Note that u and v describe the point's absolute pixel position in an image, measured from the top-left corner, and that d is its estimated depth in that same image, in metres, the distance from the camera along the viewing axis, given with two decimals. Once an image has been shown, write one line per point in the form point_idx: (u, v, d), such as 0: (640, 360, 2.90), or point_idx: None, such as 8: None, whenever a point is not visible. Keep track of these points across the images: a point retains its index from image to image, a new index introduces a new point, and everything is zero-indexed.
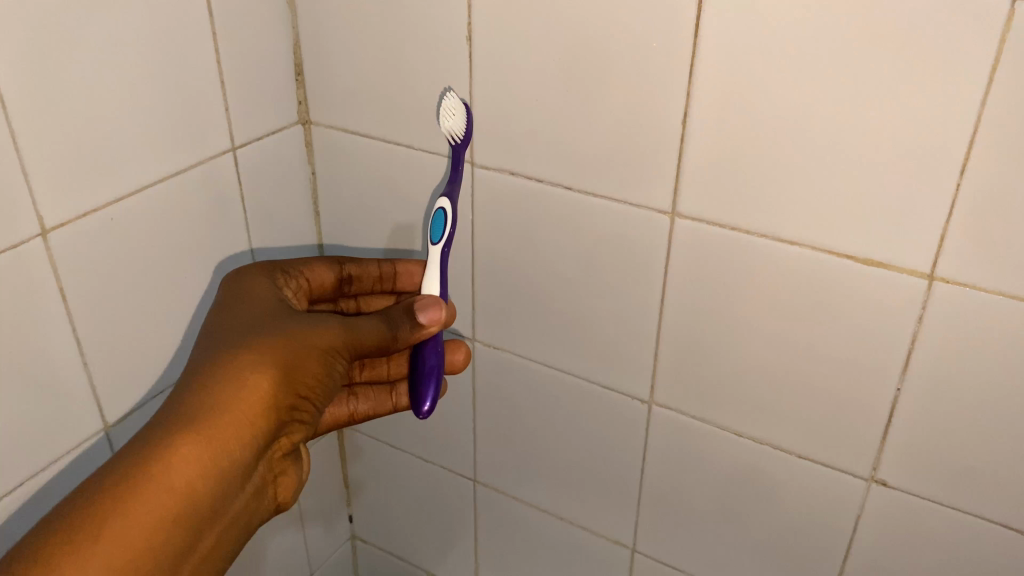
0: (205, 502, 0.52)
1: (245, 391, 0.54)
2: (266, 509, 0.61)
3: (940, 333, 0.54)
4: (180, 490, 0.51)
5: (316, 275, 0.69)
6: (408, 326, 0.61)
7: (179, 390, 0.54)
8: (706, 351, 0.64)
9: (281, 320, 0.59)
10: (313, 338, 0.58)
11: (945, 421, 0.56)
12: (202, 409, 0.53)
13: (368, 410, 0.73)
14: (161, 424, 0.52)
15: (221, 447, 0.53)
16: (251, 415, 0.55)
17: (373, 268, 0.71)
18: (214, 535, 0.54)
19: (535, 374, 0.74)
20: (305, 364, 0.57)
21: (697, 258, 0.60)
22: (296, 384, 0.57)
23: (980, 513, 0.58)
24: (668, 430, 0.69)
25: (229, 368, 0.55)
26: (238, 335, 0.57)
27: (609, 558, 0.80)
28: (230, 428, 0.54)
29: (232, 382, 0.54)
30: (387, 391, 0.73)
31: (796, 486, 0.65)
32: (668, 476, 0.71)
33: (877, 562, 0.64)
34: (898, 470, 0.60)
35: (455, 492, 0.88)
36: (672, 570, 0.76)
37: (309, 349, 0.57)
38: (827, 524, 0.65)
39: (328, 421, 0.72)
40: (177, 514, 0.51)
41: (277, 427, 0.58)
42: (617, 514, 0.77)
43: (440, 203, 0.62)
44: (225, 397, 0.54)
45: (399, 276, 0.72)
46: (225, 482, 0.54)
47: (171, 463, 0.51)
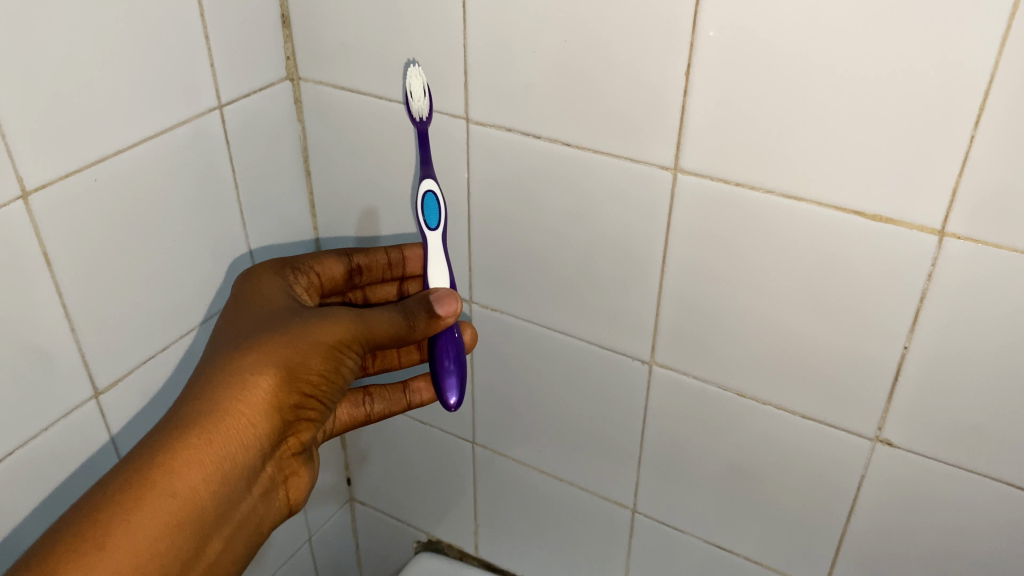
0: (211, 507, 0.53)
1: (247, 391, 0.54)
2: (275, 511, 0.61)
3: (952, 288, 0.52)
4: (184, 494, 0.51)
5: (325, 269, 0.68)
6: (424, 317, 0.60)
7: (184, 395, 0.54)
8: (708, 309, 0.62)
9: (287, 316, 0.58)
10: (319, 333, 0.57)
11: (952, 380, 0.55)
12: (206, 412, 0.53)
13: (384, 410, 0.73)
14: (166, 428, 0.53)
15: (222, 451, 0.53)
16: (253, 416, 0.55)
17: (381, 255, 0.70)
18: (221, 537, 0.55)
19: (534, 336, 0.73)
20: (311, 363, 0.56)
21: (701, 218, 0.59)
22: (302, 382, 0.57)
23: (986, 470, 0.57)
24: (670, 391, 0.68)
25: (231, 370, 0.54)
26: (244, 335, 0.57)
27: (608, 519, 0.80)
28: (232, 430, 0.54)
29: (233, 383, 0.54)
30: (400, 390, 0.72)
31: (800, 445, 0.64)
32: (669, 437, 0.71)
33: (880, 521, 0.64)
34: (904, 427, 0.59)
35: (454, 453, 0.87)
36: (672, 530, 0.76)
37: (314, 346, 0.56)
38: (831, 486, 0.64)
39: (346, 422, 0.72)
40: (182, 519, 0.51)
41: (284, 426, 0.58)
42: (617, 475, 0.76)
43: (427, 186, 0.60)
44: (228, 401, 0.54)
45: (408, 261, 0.71)
46: (229, 484, 0.54)
47: (174, 469, 0.51)
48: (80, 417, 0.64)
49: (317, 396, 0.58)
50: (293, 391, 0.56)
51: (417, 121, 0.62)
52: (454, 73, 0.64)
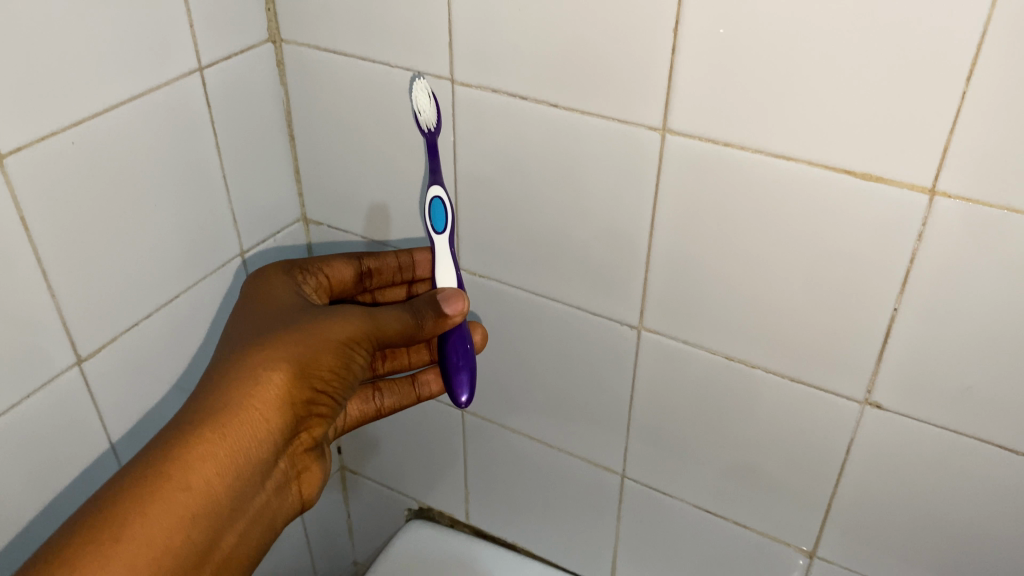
0: (224, 499, 0.55)
1: (260, 387, 0.56)
2: (287, 504, 0.63)
3: (942, 248, 0.51)
4: (198, 488, 0.53)
5: (335, 271, 0.69)
6: (432, 316, 0.61)
7: (198, 391, 0.56)
8: (697, 273, 0.61)
9: (298, 315, 0.60)
10: (330, 331, 0.59)
11: (942, 342, 0.54)
12: (220, 408, 0.55)
13: (394, 403, 0.74)
14: (181, 424, 0.55)
15: (235, 446, 0.55)
16: (266, 411, 0.57)
17: (391, 258, 0.70)
18: (235, 529, 0.57)
19: (523, 303, 0.72)
20: (322, 359, 0.58)
21: (689, 180, 0.58)
22: (313, 378, 0.58)
23: (975, 432, 0.57)
24: (659, 356, 0.68)
25: (244, 366, 0.56)
26: (256, 334, 0.59)
27: (597, 485, 0.80)
28: (246, 425, 0.56)
29: (246, 379, 0.56)
30: (409, 383, 0.73)
31: (789, 409, 0.64)
32: (659, 402, 0.70)
33: (869, 485, 0.63)
34: (894, 390, 0.58)
35: (445, 422, 0.87)
36: (661, 495, 0.76)
37: (324, 344, 0.58)
38: (820, 450, 0.64)
39: (357, 417, 0.73)
40: (196, 512, 0.53)
41: (295, 421, 0.60)
42: (607, 441, 0.76)
43: (434, 192, 0.60)
44: (242, 396, 0.56)
45: (418, 265, 0.72)
46: (242, 478, 0.56)
47: (188, 463, 0.53)
48: (63, 385, 0.63)
49: (328, 392, 0.60)
50: (305, 387, 0.58)
51: (426, 131, 0.61)
52: (438, 33, 0.63)
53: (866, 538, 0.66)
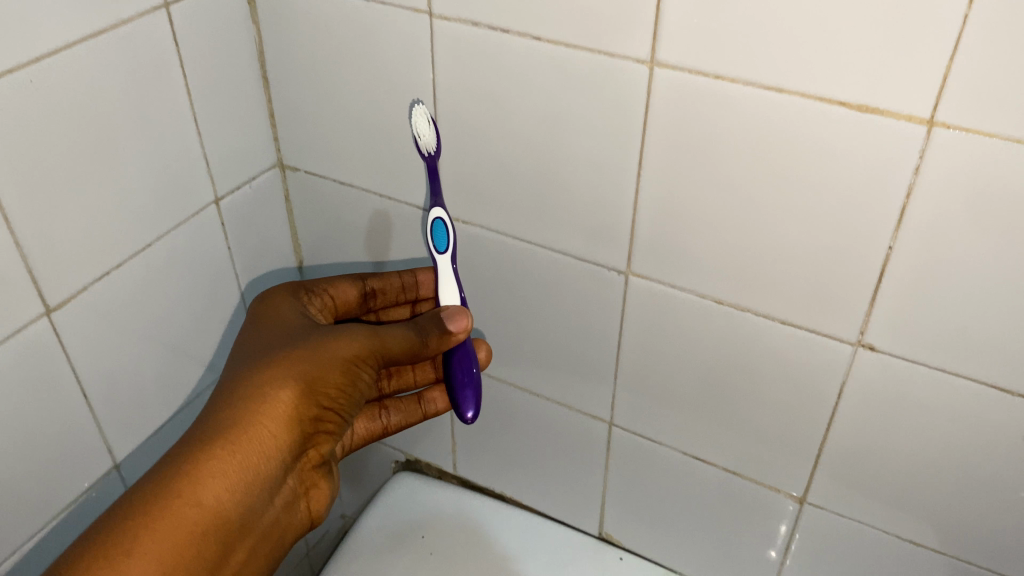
0: (233, 515, 0.58)
1: (268, 403, 0.59)
2: (295, 522, 0.65)
3: (939, 183, 0.49)
4: (209, 503, 0.56)
5: (340, 292, 0.71)
6: (436, 333, 0.65)
7: (207, 410, 0.59)
8: (685, 215, 0.60)
9: (305, 334, 0.63)
10: (336, 349, 0.62)
11: (938, 281, 0.53)
12: (228, 425, 0.58)
13: (400, 422, 0.76)
14: (191, 441, 0.57)
15: (245, 462, 0.58)
16: (274, 428, 0.60)
17: (394, 279, 0.73)
18: (244, 544, 0.59)
19: (507, 250, 0.71)
20: (328, 376, 0.61)
21: (678, 117, 0.56)
22: (319, 395, 0.61)
23: (969, 372, 0.55)
24: (648, 302, 0.66)
25: (253, 385, 0.59)
26: (264, 352, 0.62)
27: (585, 434, 0.79)
28: (254, 441, 0.59)
29: (254, 397, 0.59)
30: (415, 401, 0.75)
31: (780, 354, 0.62)
32: (647, 349, 0.69)
33: (860, 429, 0.62)
34: (887, 331, 0.57)
35: None
36: (649, 444, 0.75)
37: (330, 361, 0.62)
38: (811, 395, 0.63)
39: (364, 436, 0.75)
40: (206, 527, 0.56)
41: (304, 437, 0.62)
42: (594, 390, 0.75)
43: (437, 214, 0.64)
44: (250, 414, 0.59)
45: (420, 285, 0.74)
46: (251, 494, 0.59)
47: (199, 479, 0.56)
48: (34, 336, 0.61)
49: (334, 407, 0.63)
50: (311, 404, 0.61)
51: (427, 155, 0.64)
52: None
53: (856, 483, 0.65)
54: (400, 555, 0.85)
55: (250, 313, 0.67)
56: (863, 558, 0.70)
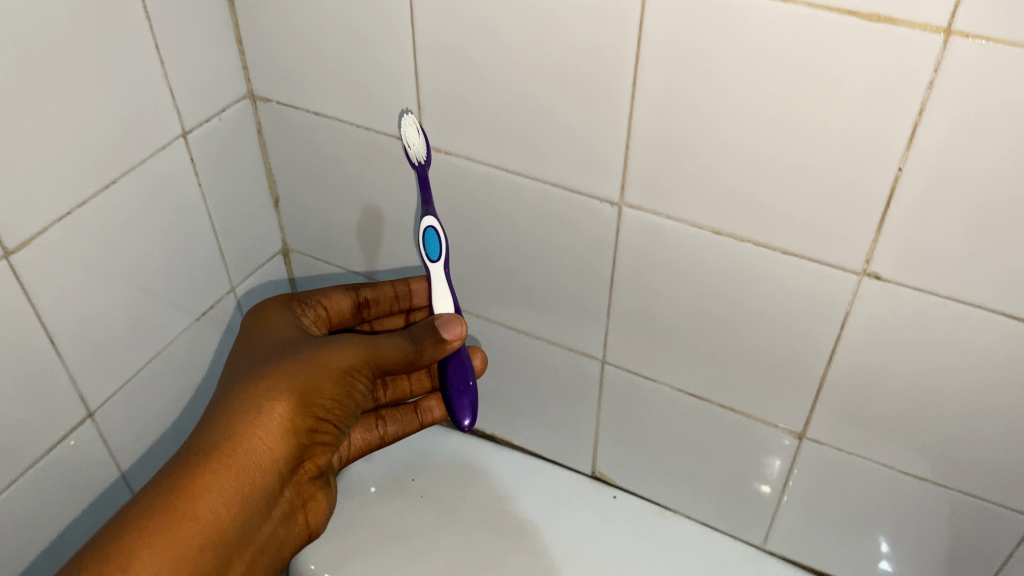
0: (229, 529, 0.58)
1: (261, 417, 0.58)
2: (292, 532, 0.66)
3: (955, 97, 0.46)
4: (204, 519, 0.56)
5: (334, 303, 0.71)
6: (430, 342, 0.62)
7: (203, 423, 0.59)
8: (683, 139, 0.56)
9: (300, 346, 0.62)
10: (329, 360, 0.60)
11: (949, 206, 0.50)
12: (223, 439, 0.57)
13: (397, 431, 0.74)
14: (187, 455, 0.57)
15: (240, 475, 0.58)
16: (269, 441, 0.59)
17: (388, 288, 0.72)
18: (241, 556, 0.60)
19: (493, 182, 0.67)
20: (321, 389, 0.60)
21: (675, 33, 0.52)
22: (314, 407, 0.60)
23: (979, 300, 0.53)
24: (642, 234, 0.63)
25: (247, 397, 0.58)
26: (260, 365, 0.61)
27: (578, 372, 0.76)
28: (249, 456, 0.58)
29: (248, 410, 0.58)
30: (412, 411, 0.74)
31: (781, 286, 0.59)
32: (641, 283, 0.66)
33: (864, 362, 0.60)
34: (894, 259, 0.54)
35: None
36: (643, 381, 0.73)
37: (324, 373, 0.60)
38: (813, 328, 0.60)
39: (361, 446, 0.74)
40: (202, 542, 0.56)
41: (300, 450, 0.61)
42: (586, 328, 0.72)
43: (428, 222, 0.60)
44: (244, 427, 0.58)
45: (414, 294, 0.74)
46: (247, 508, 0.59)
47: (193, 495, 0.56)
48: None
49: (330, 419, 0.61)
50: (306, 416, 0.59)
51: (417, 164, 0.62)
52: None
53: (858, 417, 0.63)
54: (389, 498, 0.84)
55: (243, 326, 0.67)
56: (862, 493, 0.69)
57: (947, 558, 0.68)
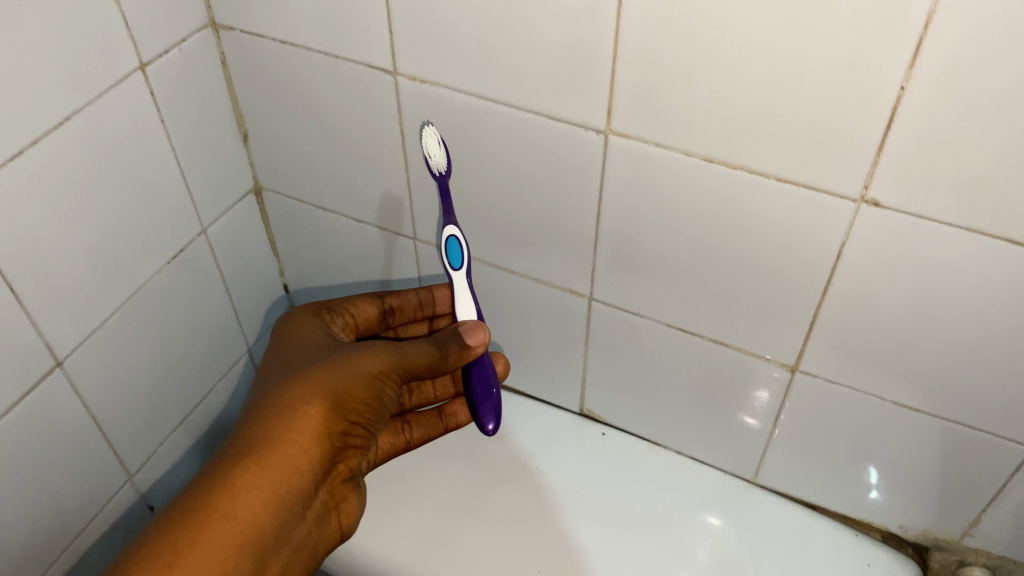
0: (268, 530, 0.56)
1: (296, 418, 0.58)
2: (328, 538, 0.62)
3: (965, 9, 0.43)
4: (243, 519, 0.55)
5: (360, 310, 0.70)
6: (457, 346, 0.63)
7: (239, 428, 0.58)
8: (673, 60, 0.53)
9: (330, 352, 0.62)
10: (360, 363, 0.60)
11: (955, 126, 0.47)
12: (259, 441, 0.57)
13: (423, 435, 0.75)
14: (224, 457, 0.57)
15: (277, 476, 0.57)
16: (304, 443, 0.58)
17: (411, 295, 0.72)
18: (280, 558, 0.57)
19: (472, 113, 0.63)
20: (353, 390, 0.59)
21: None
22: (346, 410, 0.59)
23: (981, 226, 0.50)
24: (629, 164, 0.60)
25: (281, 401, 0.58)
26: (292, 371, 0.61)
27: (564, 308, 0.74)
28: (285, 456, 0.57)
29: (282, 412, 0.58)
30: (436, 415, 0.75)
31: (776, 215, 0.57)
32: (629, 216, 0.63)
33: (860, 293, 0.58)
34: (895, 184, 0.51)
35: (395, 251, 0.79)
36: (630, 317, 0.71)
37: (355, 375, 0.60)
38: (808, 257, 0.58)
39: (388, 450, 0.74)
40: (241, 542, 0.54)
41: (333, 454, 0.60)
42: (572, 263, 0.70)
43: (450, 232, 0.62)
44: (279, 429, 0.57)
45: (438, 301, 0.74)
46: (284, 509, 0.57)
47: (232, 494, 0.55)
48: None
49: (361, 423, 0.60)
50: (338, 419, 0.59)
51: (437, 175, 0.61)
52: None
53: (853, 349, 0.62)
54: None
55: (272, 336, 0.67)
56: (855, 425, 0.68)
57: (940, 487, 0.67)
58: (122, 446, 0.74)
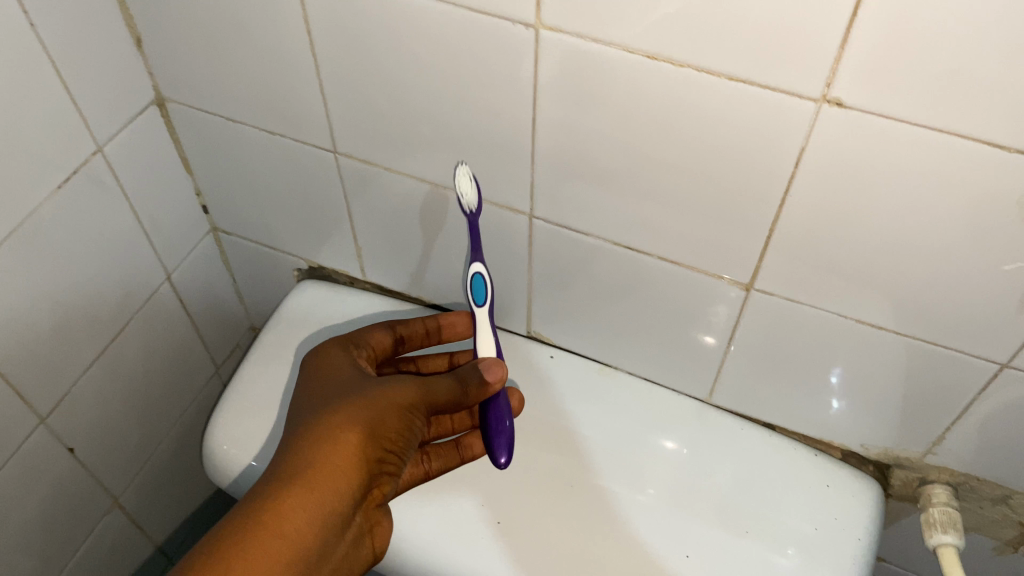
0: (314, 556, 0.52)
1: (337, 445, 0.55)
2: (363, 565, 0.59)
3: None
4: (292, 541, 0.51)
5: (376, 340, 0.69)
6: (476, 381, 0.61)
7: (279, 455, 0.56)
8: None
9: (361, 385, 0.60)
10: (393, 395, 0.59)
11: (930, 12, 0.40)
12: (303, 464, 0.54)
13: (443, 466, 0.69)
14: (267, 482, 0.54)
15: (321, 501, 0.53)
16: (347, 469, 0.55)
17: (421, 324, 0.71)
18: None
19: (385, 9, 0.55)
20: (388, 421, 0.57)
21: None
22: (381, 439, 0.57)
23: (961, 128, 0.44)
24: (564, 64, 0.52)
25: (317, 433, 0.56)
26: (328, 402, 0.59)
27: (503, 226, 0.68)
28: (330, 480, 0.54)
29: (325, 439, 0.55)
30: (454, 446, 0.69)
31: (729, 117, 0.50)
32: (568, 124, 0.56)
33: (823, 204, 0.52)
34: (861, 82, 0.45)
35: (317, 168, 0.71)
36: (575, 235, 0.65)
37: (390, 406, 0.58)
38: (765, 164, 0.52)
39: (406, 483, 0.67)
40: (289, 566, 0.51)
41: (370, 483, 0.57)
42: (510, 178, 0.63)
43: (476, 269, 0.60)
44: (318, 457, 0.54)
45: (448, 329, 0.72)
46: (329, 535, 0.53)
47: (280, 517, 0.52)
48: None
49: (396, 452, 0.58)
50: (374, 449, 0.56)
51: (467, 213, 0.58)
52: None
53: (812, 264, 0.57)
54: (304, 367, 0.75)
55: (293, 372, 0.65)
56: (815, 344, 0.63)
57: (903, 406, 0.64)
58: (31, 388, 0.68)
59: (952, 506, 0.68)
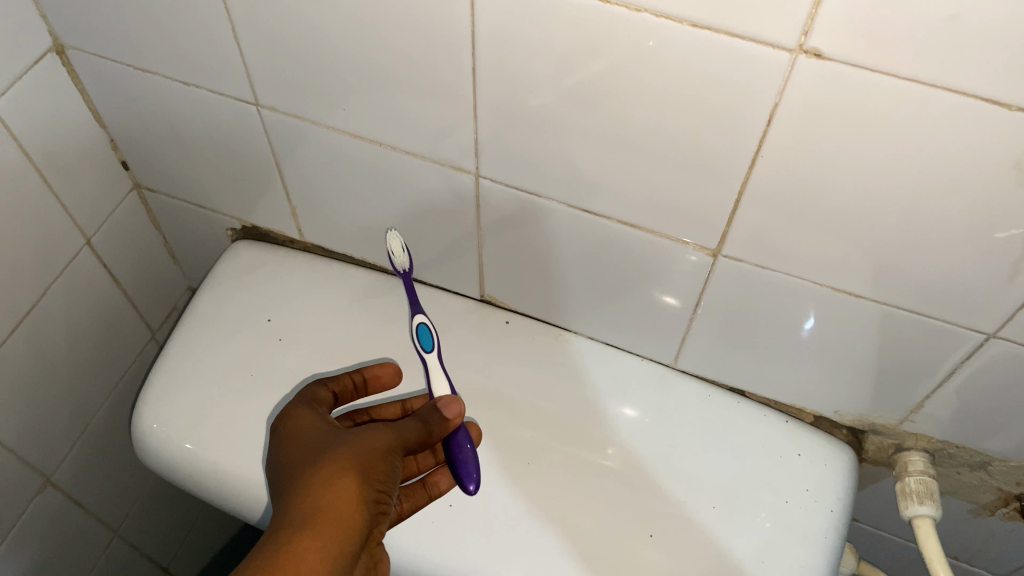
0: None
1: (335, 490, 0.49)
2: None
3: None
4: None
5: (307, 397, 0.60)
6: (436, 419, 0.56)
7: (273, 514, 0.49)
8: None
9: (327, 437, 0.54)
10: (371, 439, 0.52)
11: None
12: (305, 514, 0.47)
13: (414, 504, 0.61)
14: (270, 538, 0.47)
15: (331, 549, 0.47)
16: (351, 513, 0.48)
17: (349, 376, 0.62)
18: None
19: None
20: (376, 465, 0.51)
21: None
22: (373, 483, 0.50)
23: (956, 84, 0.39)
24: (504, 8, 0.46)
25: (310, 487, 0.49)
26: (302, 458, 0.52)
27: (446, 185, 0.62)
28: (336, 525, 0.47)
29: (319, 487, 0.49)
30: (420, 483, 0.62)
31: (692, 68, 0.44)
32: (512, 75, 0.50)
33: (796, 164, 0.47)
34: (844, 30, 0.39)
35: (239, 121, 0.64)
36: (525, 196, 0.59)
37: (371, 450, 0.52)
38: (732, 120, 0.46)
39: None
40: None
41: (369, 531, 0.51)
42: (451, 135, 0.57)
43: (420, 318, 0.61)
44: (319, 503, 0.48)
45: (379, 378, 0.64)
46: None
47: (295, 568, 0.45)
48: None
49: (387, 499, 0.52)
50: (370, 493, 0.50)
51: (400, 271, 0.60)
52: None
53: (784, 230, 0.52)
54: (238, 339, 0.70)
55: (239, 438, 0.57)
56: (785, 310, 0.59)
57: (878, 375, 0.60)
58: None
59: (928, 474, 0.65)
